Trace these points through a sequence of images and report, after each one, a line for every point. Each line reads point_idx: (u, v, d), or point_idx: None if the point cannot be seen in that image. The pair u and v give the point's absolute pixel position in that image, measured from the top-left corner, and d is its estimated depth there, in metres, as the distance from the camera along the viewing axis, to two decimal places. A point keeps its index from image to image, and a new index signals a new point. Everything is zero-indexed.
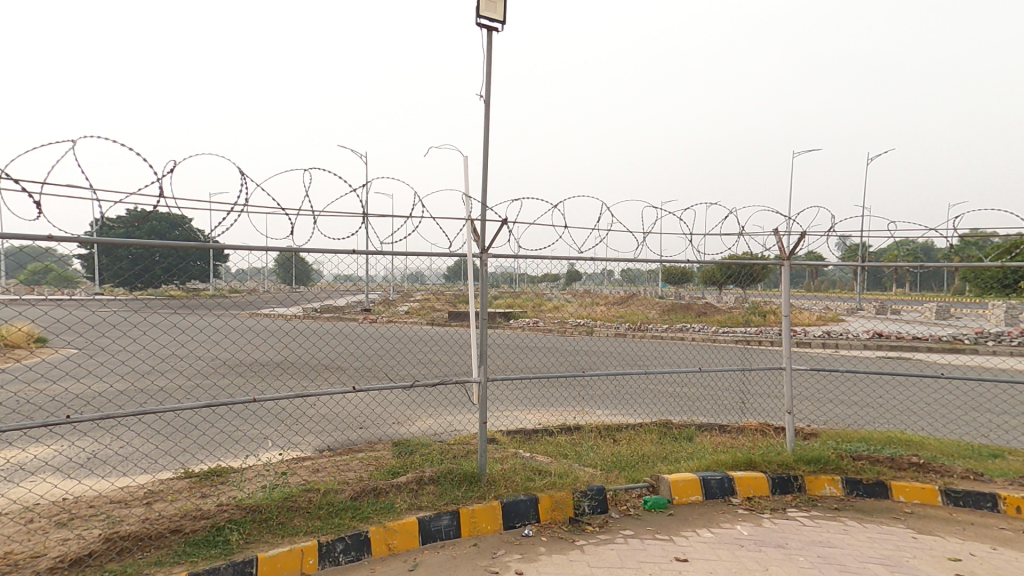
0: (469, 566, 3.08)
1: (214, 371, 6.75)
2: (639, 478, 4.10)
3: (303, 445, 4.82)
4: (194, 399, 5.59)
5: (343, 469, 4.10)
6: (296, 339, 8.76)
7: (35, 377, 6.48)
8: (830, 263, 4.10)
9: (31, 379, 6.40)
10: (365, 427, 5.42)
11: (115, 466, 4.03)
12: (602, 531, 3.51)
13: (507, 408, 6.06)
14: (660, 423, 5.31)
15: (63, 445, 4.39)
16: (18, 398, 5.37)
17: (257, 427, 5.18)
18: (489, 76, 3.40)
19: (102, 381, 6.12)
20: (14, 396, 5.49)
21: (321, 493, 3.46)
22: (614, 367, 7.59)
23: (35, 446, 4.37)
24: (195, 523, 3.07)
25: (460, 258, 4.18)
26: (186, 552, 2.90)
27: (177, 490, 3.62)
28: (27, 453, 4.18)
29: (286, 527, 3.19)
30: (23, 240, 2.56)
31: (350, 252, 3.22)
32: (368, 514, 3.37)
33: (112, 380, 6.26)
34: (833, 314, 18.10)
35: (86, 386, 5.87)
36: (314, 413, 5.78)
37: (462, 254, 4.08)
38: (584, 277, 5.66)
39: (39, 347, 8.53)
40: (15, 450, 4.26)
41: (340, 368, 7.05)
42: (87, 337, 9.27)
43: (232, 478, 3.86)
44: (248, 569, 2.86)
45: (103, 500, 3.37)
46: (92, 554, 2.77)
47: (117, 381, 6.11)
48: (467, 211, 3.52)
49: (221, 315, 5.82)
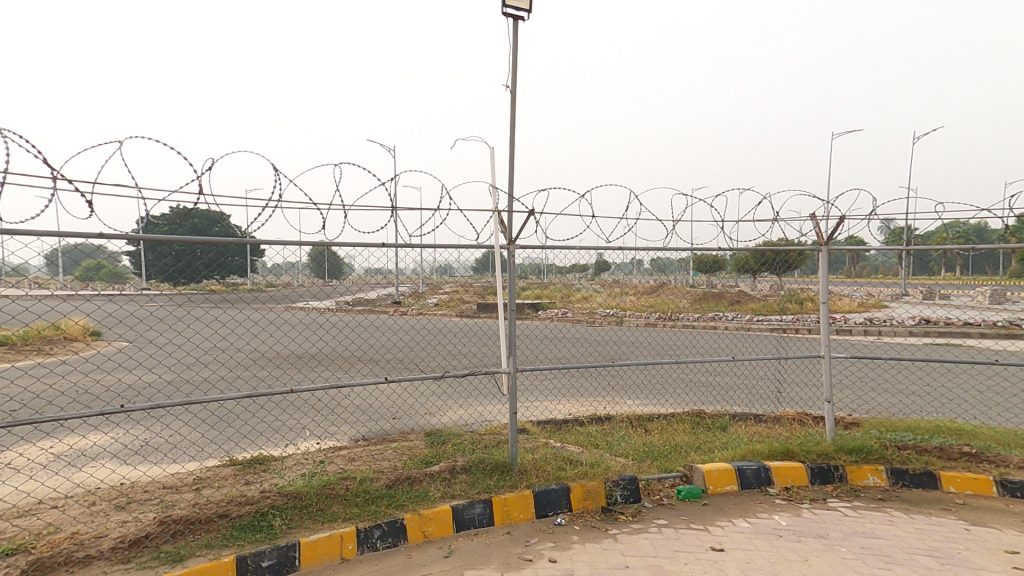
0: (504, 554, 3.12)
1: (252, 363, 6.98)
2: (672, 467, 4.08)
3: (339, 435, 4.94)
4: (236, 390, 5.80)
5: (377, 458, 4.20)
6: (330, 332, 8.98)
7: (90, 368, 6.83)
8: (872, 248, 3.95)
9: (87, 370, 6.75)
10: (398, 418, 5.52)
11: (166, 453, 4.22)
12: (635, 520, 3.51)
13: (537, 398, 6.09)
14: (693, 413, 5.26)
15: (119, 433, 4.60)
16: (77, 387, 5.68)
17: (295, 417, 5.33)
18: (515, 66, 3.39)
19: (152, 372, 6.40)
20: (72, 386, 5.81)
21: (358, 481, 3.56)
22: (644, 358, 7.52)
23: (94, 432, 4.61)
24: (241, 508, 3.20)
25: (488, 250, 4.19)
26: (233, 535, 3.03)
27: (223, 477, 3.77)
28: (88, 441, 4.40)
29: (326, 513, 3.29)
30: (78, 237, 2.70)
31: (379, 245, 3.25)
32: (404, 502, 3.45)
33: (160, 371, 6.54)
34: (876, 301, 17.48)
35: (136, 378, 6.16)
36: (349, 403, 5.92)
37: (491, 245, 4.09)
38: (612, 267, 5.61)
39: (94, 340, 9.01)
40: (76, 437, 4.49)
41: (373, 360, 7.20)
42: (136, 331, 9.73)
43: (274, 466, 3.99)
44: (291, 552, 2.96)
45: (156, 486, 3.54)
46: (148, 536, 2.91)
47: (165, 373, 6.39)
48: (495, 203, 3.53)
49: (259, 308, 5.99)
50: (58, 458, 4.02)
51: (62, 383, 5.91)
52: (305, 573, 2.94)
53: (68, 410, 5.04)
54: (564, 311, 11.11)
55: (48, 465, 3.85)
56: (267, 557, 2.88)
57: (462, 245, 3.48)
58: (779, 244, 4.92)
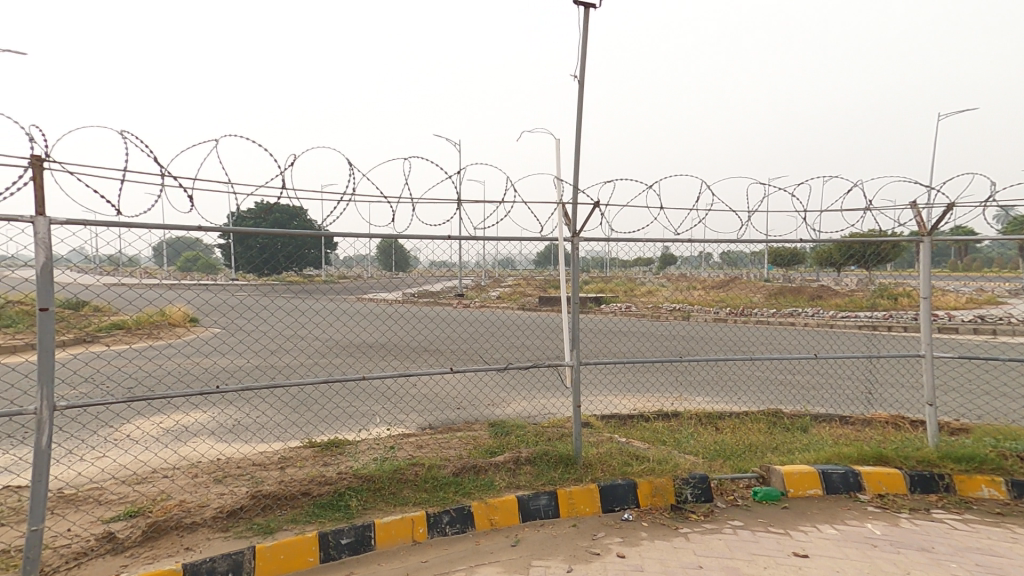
0: (570, 546, 3.09)
1: (327, 350, 7.33)
2: (746, 468, 3.91)
3: (407, 422, 5.09)
4: (313, 376, 6.10)
5: (444, 446, 4.29)
6: (398, 323, 9.29)
7: (187, 351, 7.44)
8: (983, 238, 3.59)
9: (184, 352, 7.36)
10: (462, 407, 5.62)
11: (255, 432, 4.50)
12: (707, 520, 3.39)
13: (599, 392, 6.02)
14: (769, 412, 5.01)
15: (215, 412, 4.96)
16: (177, 368, 6.18)
17: (366, 404, 5.54)
18: (584, 57, 3.33)
19: (241, 356, 6.87)
20: (174, 367, 6.34)
21: (426, 467, 3.63)
22: (712, 354, 7.26)
23: (196, 410, 4.98)
24: (321, 488, 3.32)
25: (552, 242, 4.13)
26: (315, 512, 3.13)
27: (304, 457, 3.97)
28: (189, 417, 4.76)
29: (398, 497, 3.37)
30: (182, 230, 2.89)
31: (444, 237, 3.28)
32: (470, 490, 3.48)
33: (248, 356, 7.00)
34: (982, 298, 15.90)
35: (225, 361, 6.62)
36: (415, 392, 6.09)
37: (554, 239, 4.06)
38: (678, 261, 5.42)
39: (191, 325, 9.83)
40: (180, 413, 4.87)
41: (438, 351, 7.36)
42: (225, 318, 10.52)
43: (349, 450, 4.16)
44: (367, 532, 2.97)
45: (247, 462, 3.78)
46: (243, 508, 3.06)
47: (253, 357, 6.84)
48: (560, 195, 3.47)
49: (334, 299, 6.28)
50: (165, 431, 4.37)
51: (162, 364, 6.45)
52: (379, 553, 2.95)
53: (174, 389, 5.47)
54: (627, 306, 10.91)
55: (158, 438, 4.17)
56: (346, 534, 2.91)
57: (525, 238, 3.46)
58: (871, 235, 4.57)
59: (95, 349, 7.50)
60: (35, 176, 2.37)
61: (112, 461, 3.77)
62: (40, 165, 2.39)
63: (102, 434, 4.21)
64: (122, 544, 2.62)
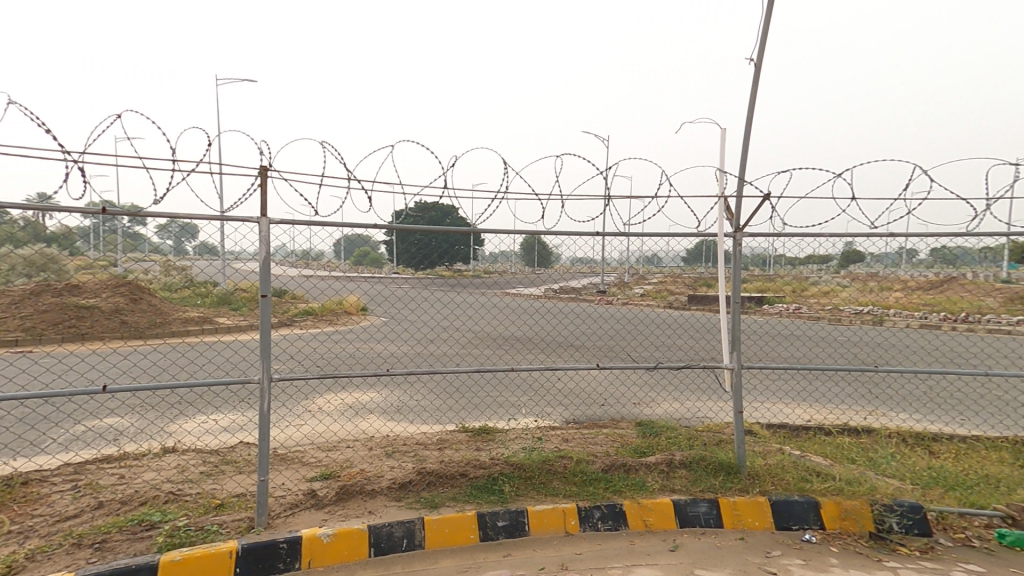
0: (740, 561, 2.77)
1: (476, 342, 7.75)
2: (982, 503, 3.19)
3: (553, 415, 5.11)
4: (465, 365, 6.47)
5: (590, 442, 4.20)
6: (546, 318, 9.50)
7: (362, 336, 8.47)
8: None
9: (360, 337, 8.38)
10: (606, 404, 5.50)
11: (417, 414, 4.88)
12: (925, 557, 2.82)
13: (765, 399, 5.46)
14: (1011, 441, 4.06)
15: (385, 393, 5.49)
16: (354, 352, 7.04)
17: (513, 395, 5.70)
18: (765, 36, 2.99)
19: (405, 343, 7.57)
20: (354, 350, 7.22)
21: (574, 462, 3.57)
22: (913, 366, 6.18)
23: (372, 390, 5.57)
24: (476, 471, 3.41)
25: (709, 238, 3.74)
26: (474, 493, 3.22)
27: (459, 440, 4.19)
28: (365, 396, 5.34)
29: (548, 487, 3.32)
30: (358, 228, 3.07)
31: (592, 234, 3.12)
32: (621, 488, 3.32)
33: (410, 343, 7.70)
34: None
35: (390, 348, 7.35)
36: (559, 387, 6.13)
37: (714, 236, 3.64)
38: (867, 258, 4.55)
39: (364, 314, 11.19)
40: (358, 392, 5.49)
41: (582, 347, 7.32)
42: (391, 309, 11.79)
43: (499, 437, 4.29)
44: (520, 517, 2.94)
45: (412, 440, 4.12)
46: (412, 482, 3.24)
47: (416, 345, 7.49)
48: (722, 187, 3.16)
49: (482, 293, 6.57)
50: (347, 407, 4.95)
51: (342, 347, 7.41)
52: (534, 539, 2.89)
53: (357, 369, 6.21)
54: (797, 307, 9.79)
55: (341, 412, 4.75)
56: (501, 518, 2.90)
57: (671, 233, 3.18)
58: None
59: (292, 331, 8.89)
60: (263, 184, 2.87)
61: (312, 428, 4.37)
62: (267, 174, 2.88)
63: (302, 405, 4.92)
64: (323, 501, 2.99)
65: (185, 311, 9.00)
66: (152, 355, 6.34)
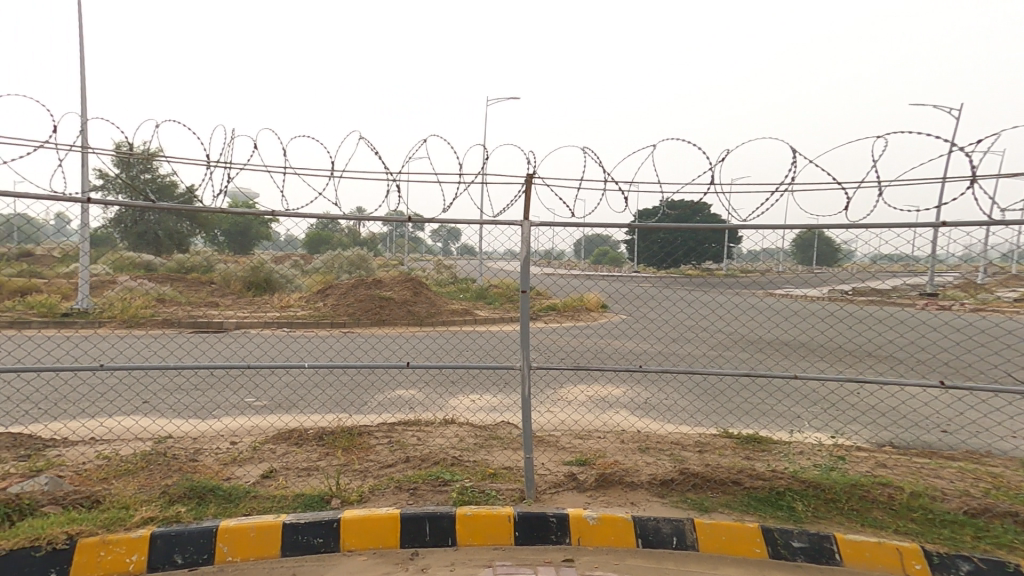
0: None
1: (738, 353, 7.29)
2: None
3: (853, 435, 4.35)
4: (728, 370, 6.19)
5: (932, 474, 3.34)
6: (824, 338, 8.52)
7: (608, 334, 8.77)
8: None
9: (604, 334, 8.70)
10: (951, 432, 4.48)
11: (668, 413, 4.82)
12: None
13: None
14: None
15: (628, 389, 5.58)
16: (597, 347, 7.36)
17: (783, 405, 5.20)
18: None
19: (654, 345, 7.62)
20: (600, 345, 7.57)
21: (907, 492, 2.93)
22: None
23: (613, 385, 5.74)
24: (754, 481, 3.09)
25: None
26: (752, 505, 2.92)
27: (722, 446, 3.92)
28: (608, 391, 5.51)
29: (867, 518, 2.80)
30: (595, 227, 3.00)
31: (917, 226, 2.45)
32: (1011, 543, 2.57)
33: (660, 345, 7.71)
34: None
35: (633, 347, 7.46)
36: (852, 403, 5.33)
37: (938, 212, 3.40)
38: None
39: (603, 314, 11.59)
40: (600, 385, 5.72)
41: (881, 369, 6.32)
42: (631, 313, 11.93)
43: (776, 449, 3.83)
44: (827, 544, 2.63)
45: (667, 440, 4.03)
46: (674, 481, 3.15)
47: (669, 347, 7.44)
48: None
49: (728, 293, 6.00)
50: (591, 399, 5.19)
51: (588, 342, 7.79)
52: (848, 572, 2.56)
53: (617, 364, 6.43)
54: None
55: (585, 403, 5.02)
56: (797, 539, 2.65)
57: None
58: None
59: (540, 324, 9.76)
60: (528, 187, 3.22)
61: (561, 416, 4.71)
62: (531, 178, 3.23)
63: (548, 393, 5.35)
64: (582, 485, 3.17)
65: (452, 303, 10.71)
66: (439, 337, 7.73)
